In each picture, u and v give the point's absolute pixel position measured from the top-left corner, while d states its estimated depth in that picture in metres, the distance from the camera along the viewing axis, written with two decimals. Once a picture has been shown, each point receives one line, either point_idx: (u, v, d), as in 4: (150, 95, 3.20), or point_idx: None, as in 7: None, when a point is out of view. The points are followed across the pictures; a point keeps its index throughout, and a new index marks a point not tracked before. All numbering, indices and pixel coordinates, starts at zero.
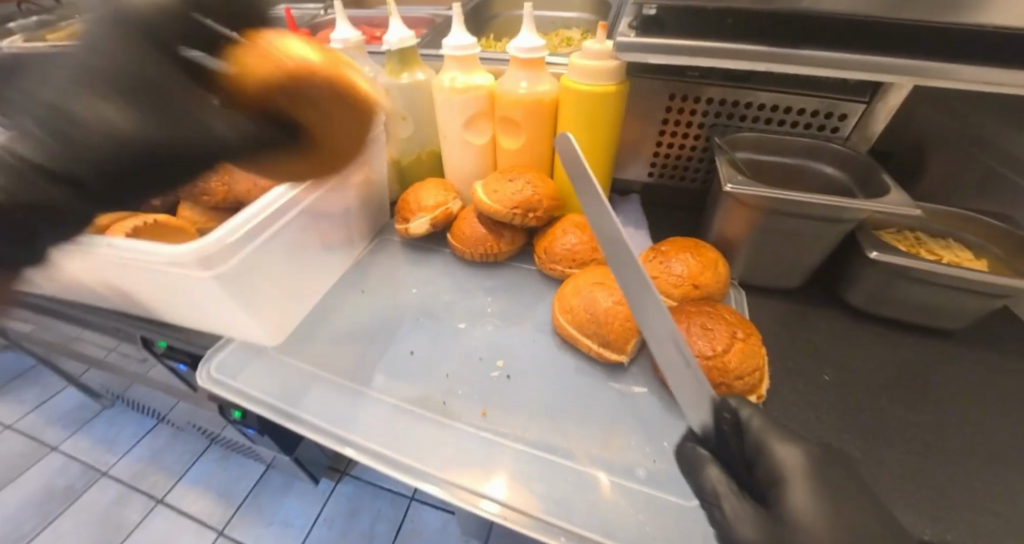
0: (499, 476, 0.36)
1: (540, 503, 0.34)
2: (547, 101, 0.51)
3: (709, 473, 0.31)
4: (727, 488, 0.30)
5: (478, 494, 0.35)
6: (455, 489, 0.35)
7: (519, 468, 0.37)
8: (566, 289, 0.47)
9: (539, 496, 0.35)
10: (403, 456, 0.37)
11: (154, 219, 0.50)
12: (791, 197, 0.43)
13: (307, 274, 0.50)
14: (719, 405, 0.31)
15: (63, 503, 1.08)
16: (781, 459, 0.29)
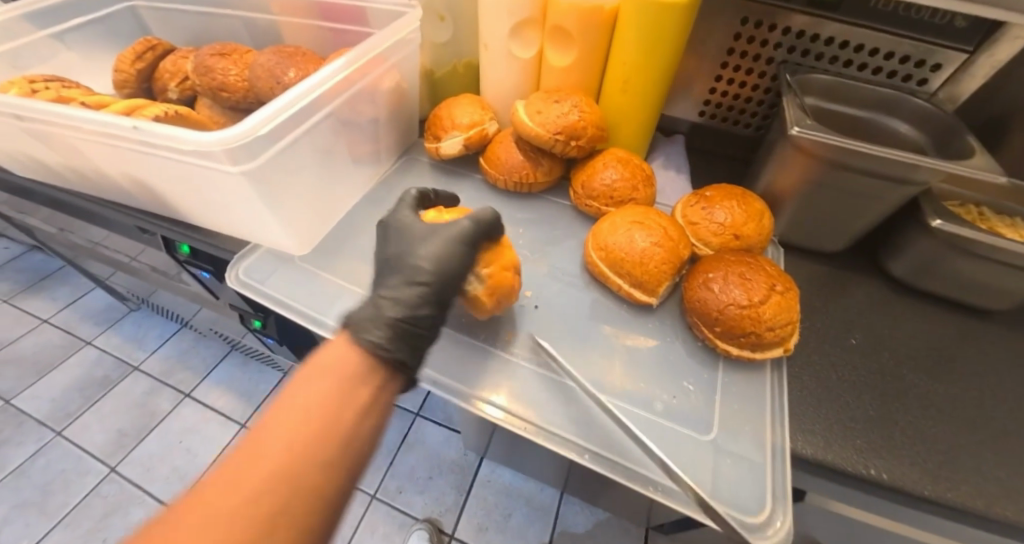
0: (501, 389, 0.39)
1: (542, 415, 0.38)
2: (607, 11, 0.46)
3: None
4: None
5: (484, 400, 0.39)
6: (463, 394, 0.39)
7: (519, 381, 0.40)
8: (601, 227, 0.45)
9: (542, 408, 0.38)
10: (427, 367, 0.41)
11: (173, 107, 0.47)
12: (863, 148, 0.39)
13: (335, 184, 0.48)
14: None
15: (101, 389, 1.17)
16: None
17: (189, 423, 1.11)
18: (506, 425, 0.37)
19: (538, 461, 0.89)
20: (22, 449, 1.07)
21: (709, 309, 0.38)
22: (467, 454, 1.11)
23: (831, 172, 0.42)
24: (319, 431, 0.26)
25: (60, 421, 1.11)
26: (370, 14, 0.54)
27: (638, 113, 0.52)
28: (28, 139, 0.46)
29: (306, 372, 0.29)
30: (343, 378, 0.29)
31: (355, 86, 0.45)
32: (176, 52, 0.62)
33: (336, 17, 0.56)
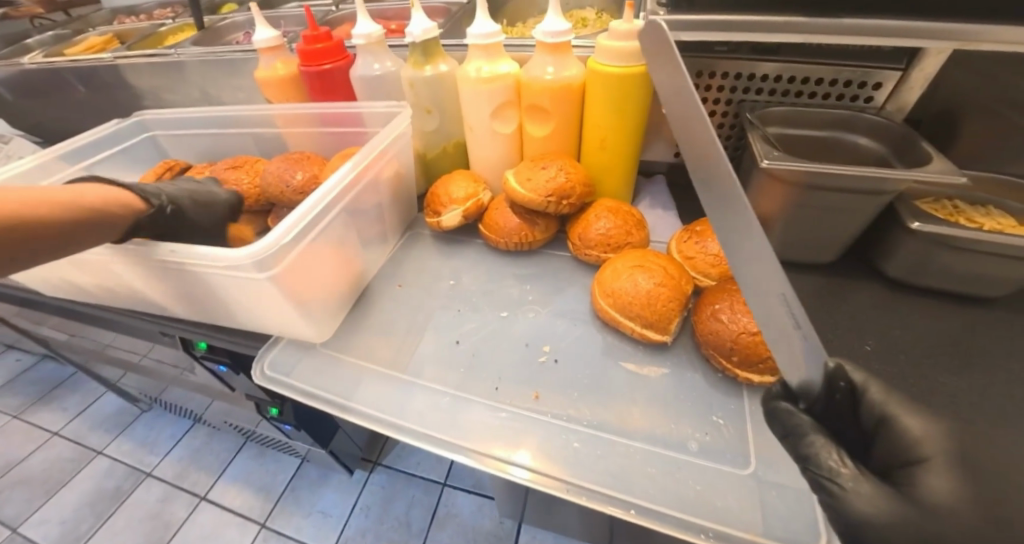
0: (526, 446, 0.39)
1: (570, 469, 0.37)
2: (575, 85, 0.51)
3: (821, 447, 0.27)
4: (845, 464, 0.26)
5: (508, 462, 0.38)
6: (485, 457, 0.38)
7: (544, 438, 0.39)
8: (605, 275, 0.47)
9: (569, 465, 0.37)
10: (449, 436, 0.40)
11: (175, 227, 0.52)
12: (831, 170, 0.43)
13: (351, 270, 0.51)
14: (833, 372, 0.27)
15: (114, 502, 1.13)
16: (905, 418, 0.26)
17: (206, 529, 1.07)
18: (535, 486, 0.36)
19: (573, 518, 0.85)
20: None
21: (723, 339, 0.40)
22: (501, 522, 1.05)
23: (808, 195, 0.45)
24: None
25: None
26: (365, 116, 0.59)
27: (618, 165, 0.56)
28: (60, 265, 0.50)
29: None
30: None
31: (360, 182, 0.50)
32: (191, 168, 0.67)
33: (334, 121, 0.61)
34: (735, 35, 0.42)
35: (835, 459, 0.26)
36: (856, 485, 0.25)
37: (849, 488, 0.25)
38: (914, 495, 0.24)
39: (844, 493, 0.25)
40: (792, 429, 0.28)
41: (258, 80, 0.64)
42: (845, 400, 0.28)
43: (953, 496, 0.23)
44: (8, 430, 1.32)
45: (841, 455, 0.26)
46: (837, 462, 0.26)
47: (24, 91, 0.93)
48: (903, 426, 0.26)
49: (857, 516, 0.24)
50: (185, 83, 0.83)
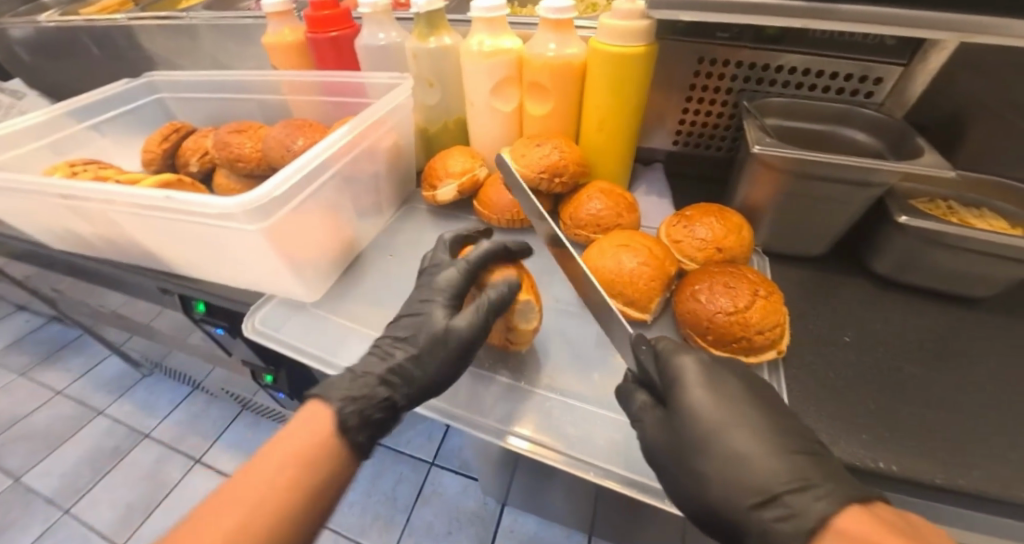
0: (527, 421, 0.40)
1: (566, 441, 0.39)
2: (575, 64, 0.52)
3: (637, 397, 0.37)
4: (647, 404, 0.36)
5: (512, 433, 0.40)
6: (494, 428, 0.40)
7: (544, 412, 0.41)
8: (591, 252, 0.48)
9: (566, 436, 0.39)
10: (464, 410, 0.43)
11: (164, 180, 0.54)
12: (821, 159, 0.43)
13: (345, 235, 0.52)
14: (635, 339, 0.38)
15: (113, 460, 1.16)
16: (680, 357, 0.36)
17: (199, 490, 1.10)
18: (531, 455, 0.38)
19: (556, 500, 0.87)
20: (30, 530, 1.06)
21: (699, 319, 0.40)
22: (486, 503, 1.07)
23: (798, 184, 0.46)
24: (296, 483, 0.34)
25: (69, 498, 1.10)
26: (367, 85, 0.60)
27: (615, 148, 0.56)
28: (66, 216, 0.51)
29: (299, 420, 0.37)
30: (326, 430, 0.37)
31: (356, 148, 0.51)
32: (196, 131, 0.69)
33: (338, 89, 0.62)
34: (746, 17, 0.43)
35: (645, 406, 0.36)
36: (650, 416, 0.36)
37: (648, 422, 0.35)
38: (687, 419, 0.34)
39: (642, 424, 0.36)
40: (629, 399, 0.37)
41: (266, 46, 0.65)
42: (648, 360, 0.37)
43: (708, 408, 0.34)
44: (14, 385, 1.35)
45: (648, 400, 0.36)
46: (640, 403, 0.37)
47: (42, 51, 0.95)
48: (682, 362, 0.35)
49: (650, 439, 0.35)
50: (198, 50, 0.85)
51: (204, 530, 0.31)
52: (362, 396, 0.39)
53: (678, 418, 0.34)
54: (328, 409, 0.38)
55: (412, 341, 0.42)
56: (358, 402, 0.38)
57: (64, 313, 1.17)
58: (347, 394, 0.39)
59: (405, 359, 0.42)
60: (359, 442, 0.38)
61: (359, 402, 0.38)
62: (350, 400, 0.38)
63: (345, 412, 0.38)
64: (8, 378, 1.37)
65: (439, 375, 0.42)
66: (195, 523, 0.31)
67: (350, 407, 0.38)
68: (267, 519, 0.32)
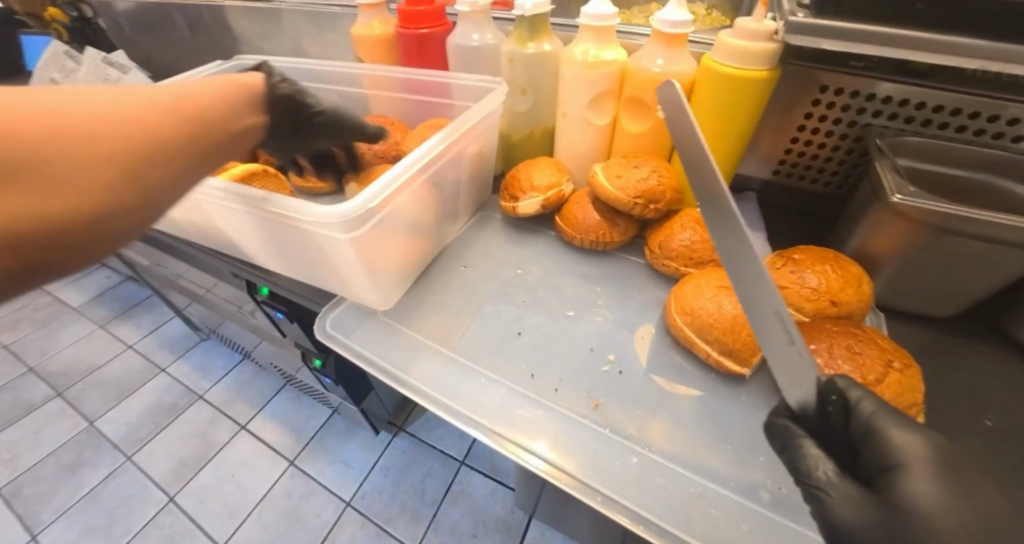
0: (544, 438, 0.38)
1: (591, 474, 0.36)
2: (684, 83, 0.48)
3: (818, 464, 0.29)
4: (835, 476, 0.28)
5: (527, 449, 0.37)
6: (507, 441, 0.38)
7: (571, 438, 0.38)
8: (684, 290, 0.44)
9: (592, 468, 0.36)
10: (490, 423, 0.39)
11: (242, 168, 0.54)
12: (976, 216, 0.37)
13: (421, 246, 0.51)
14: (822, 386, 0.30)
15: (171, 416, 1.23)
16: (894, 432, 0.27)
17: (244, 457, 1.14)
18: (547, 478, 0.36)
19: (589, 525, 0.83)
20: (96, 472, 1.14)
21: None
22: (512, 512, 1.05)
23: (941, 241, 0.40)
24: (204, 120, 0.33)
25: (131, 446, 1.18)
26: (454, 87, 0.58)
27: None
28: None
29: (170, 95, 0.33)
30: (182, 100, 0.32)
31: (445, 155, 0.49)
32: None
33: (420, 88, 0.61)
34: (892, 51, 0.38)
35: (825, 469, 0.28)
36: (842, 495, 0.27)
37: (835, 495, 0.27)
38: (897, 502, 0.26)
39: (830, 500, 0.27)
40: (788, 442, 0.30)
41: (354, 38, 0.64)
42: (837, 414, 0.29)
43: (933, 503, 0.25)
44: (90, 335, 1.46)
45: (830, 466, 0.28)
46: (824, 471, 0.28)
47: (145, 25, 1.00)
48: (890, 437, 0.27)
49: (843, 521, 0.26)
50: (283, 35, 0.86)
51: (45, 112, 0.24)
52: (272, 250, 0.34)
53: (890, 509, 0.26)
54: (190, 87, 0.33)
55: None
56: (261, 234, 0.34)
57: (140, 276, 1.25)
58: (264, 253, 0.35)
59: None
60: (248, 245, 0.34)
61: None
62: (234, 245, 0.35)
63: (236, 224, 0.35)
64: (87, 327, 1.48)
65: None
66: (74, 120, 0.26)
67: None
68: (146, 147, 0.28)
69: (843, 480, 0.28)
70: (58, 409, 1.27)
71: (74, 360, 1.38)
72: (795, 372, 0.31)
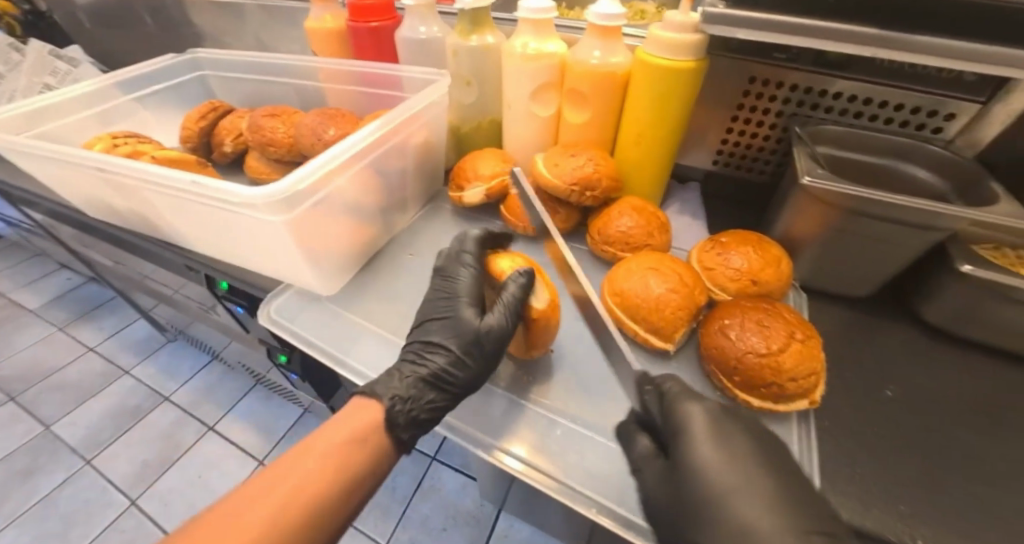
0: (523, 439, 0.39)
1: (562, 468, 0.37)
2: (619, 74, 0.50)
3: (639, 441, 0.36)
4: (649, 453, 0.35)
5: (505, 452, 0.39)
6: (489, 448, 0.39)
7: (540, 431, 0.40)
8: (617, 272, 0.46)
9: (563, 462, 0.37)
10: (476, 431, 0.42)
11: (174, 154, 0.55)
12: (877, 198, 0.40)
13: (365, 231, 0.52)
14: (640, 378, 0.38)
15: (133, 418, 1.21)
16: (686, 407, 0.34)
17: (209, 458, 1.13)
18: (523, 477, 0.37)
19: (553, 514, 0.85)
20: (54, 477, 1.11)
21: (727, 357, 0.38)
22: (483, 505, 1.06)
23: (850, 221, 0.43)
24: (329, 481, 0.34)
25: (92, 450, 1.15)
26: (403, 79, 0.59)
27: (651, 163, 0.54)
28: (103, 188, 0.52)
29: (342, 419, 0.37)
30: (370, 429, 0.37)
31: (387, 144, 0.50)
32: (233, 112, 0.70)
33: (371, 80, 0.62)
34: (801, 39, 0.40)
35: (643, 448, 0.35)
36: (652, 467, 0.34)
37: (647, 468, 0.34)
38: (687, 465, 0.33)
39: (643, 473, 0.34)
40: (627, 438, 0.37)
41: (307, 30, 0.65)
42: (654, 400, 0.37)
43: (712, 460, 0.32)
44: (51, 337, 1.42)
45: (647, 444, 0.35)
46: (642, 447, 0.35)
47: (104, 19, 0.99)
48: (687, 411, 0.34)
49: (648, 490, 0.34)
50: (243, 29, 0.86)
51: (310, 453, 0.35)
52: (408, 394, 0.39)
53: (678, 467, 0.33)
54: (378, 404, 0.38)
55: (459, 317, 0.43)
56: (406, 402, 0.39)
57: (101, 275, 1.22)
58: (400, 396, 0.39)
59: (450, 367, 0.41)
60: (402, 441, 0.39)
61: (407, 404, 0.39)
62: (398, 400, 0.39)
63: (394, 412, 0.38)
64: (48, 330, 1.44)
65: (482, 376, 0.42)
66: (217, 514, 0.31)
67: (399, 406, 0.38)
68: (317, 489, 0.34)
69: (654, 456, 0.35)
70: (14, 414, 1.23)
71: (34, 364, 1.34)
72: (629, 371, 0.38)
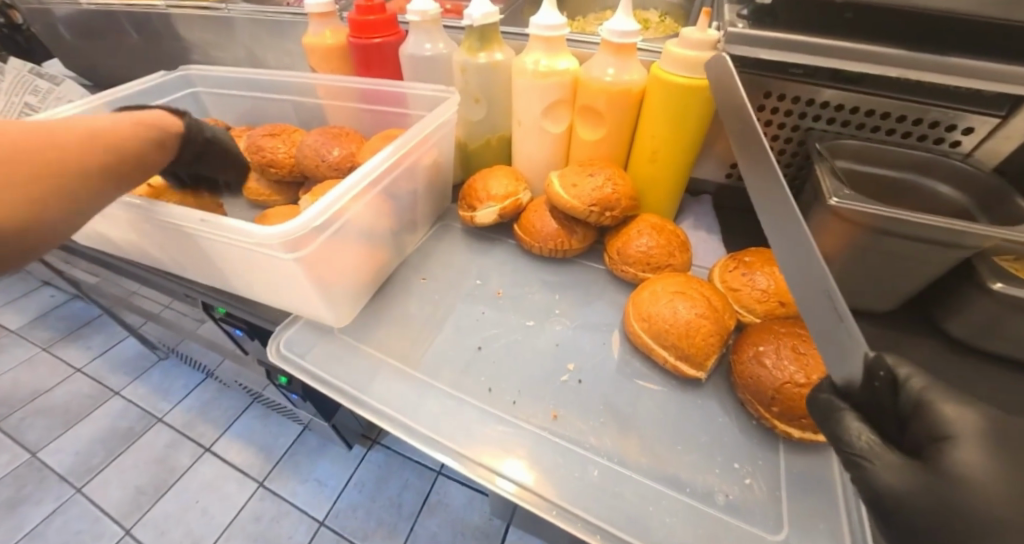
0: (520, 457, 0.38)
1: (564, 493, 0.35)
2: (634, 92, 0.49)
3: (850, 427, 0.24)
4: (874, 441, 0.24)
5: (499, 474, 0.36)
6: (474, 464, 0.37)
7: (538, 452, 0.38)
8: (641, 296, 0.45)
9: (562, 486, 0.36)
10: (461, 447, 0.38)
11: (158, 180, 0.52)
12: (904, 217, 0.40)
13: (119, 137, 0.38)
14: (871, 362, 0.23)
15: (125, 442, 1.16)
16: (948, 407, 0.22)
17: (206, 480, 1.09)
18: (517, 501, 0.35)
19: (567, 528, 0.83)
20: (41, 507, 1.06)
21: (764, 386, 0.37)
22: (491, 519, 1.04)
23: (878, 239, 0.42)
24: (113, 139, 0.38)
25: (81, 477, 1.10)
26: (409, 96, 0.57)
27: (667, 180, 0.53)
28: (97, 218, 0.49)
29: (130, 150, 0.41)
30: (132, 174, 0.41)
31: (398, 168, 0.48)
32: (230, 129, 0.67)
33: (374, 98, 0.60)
34: (818, 59, 0.39)
35: (866, 438, 0.24)
36: (887, 462, 0.23)
37: (878, 463, 0.23)
38: (941, 468, 0.21)
39: (873, 468, 0.23)
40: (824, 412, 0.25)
41: (305, 46, 0.62)
42: (886, 392, 0.24)
43: (987, 474, 0.20)
44: (34, 358, 1.36)
45: (872, 435, 0.24)
46: (862, 436, 0.24)
47: (82, 30, 0.94)
48: (940, 414, 0.22)
49: (885, 488, 0.22)
50: (234, 41, 0.82)
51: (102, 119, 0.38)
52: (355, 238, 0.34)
53: (936, 475, 0.21)
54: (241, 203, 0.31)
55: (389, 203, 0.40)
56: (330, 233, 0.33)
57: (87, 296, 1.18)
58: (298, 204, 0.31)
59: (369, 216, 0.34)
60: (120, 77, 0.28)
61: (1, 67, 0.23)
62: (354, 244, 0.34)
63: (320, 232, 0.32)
64: (31, 350, 1.38)
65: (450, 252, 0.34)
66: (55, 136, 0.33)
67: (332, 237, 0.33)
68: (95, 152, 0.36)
69: (885, 448, 0.23)
70: None
71: (16, 387, 1.29)
72: (844, 352, 0.24)
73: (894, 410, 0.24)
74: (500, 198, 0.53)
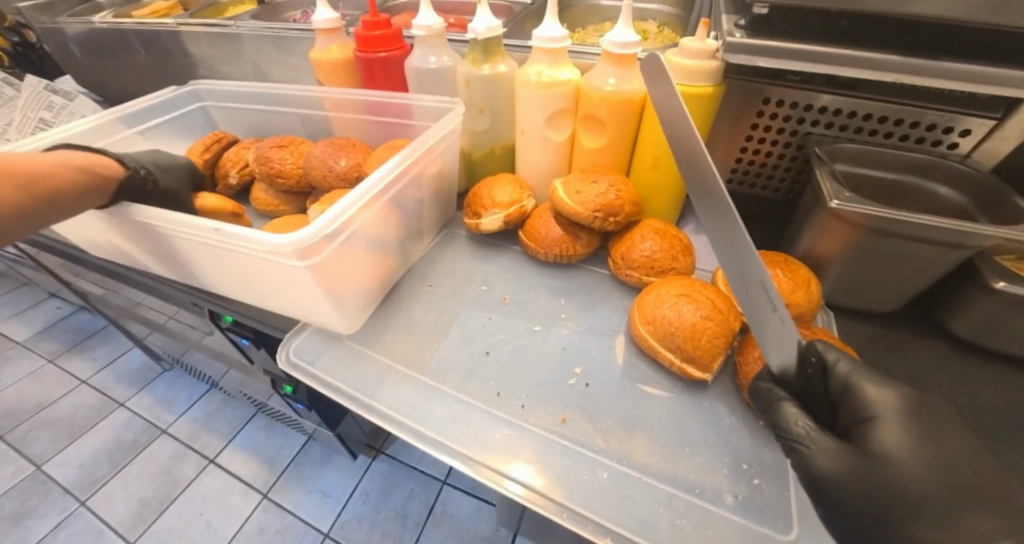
0: (529, 462, 0.38)
1: (574, 496, 0.35)
2: (635, 100, 0.50)
3: (787, 410, 0.31)
4: (811, 428, 0.30)
5: (508, 478, 0.37)
6: (484, 469, 0.37)
7: (548, 456, 0.38)
8: (646, 299, 0.45)
9: (572, 490, 0.36)
10: (470, 452, 0.38)
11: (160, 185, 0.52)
12: (907, 219, 0.40)
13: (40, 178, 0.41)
14: (803, 350, 0.32)
15: (130, 453, 1.16)
16: (868, 388, 0.30)
17: (211, 492, 1.09)
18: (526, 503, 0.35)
19: None
20: (46, 521, 1.06)
21: None
22: (497, 529, 1.03)
23: (879, 240, 0.42)
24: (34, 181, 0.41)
25: (86, 490, 1.10)
26: (414, 107, 0.58)
27: (669, 185, 0.54)
28: (111, 230, 0.50)
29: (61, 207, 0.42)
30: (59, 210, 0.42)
31: (405, 177, 0.49)
32: (239, 142, 0.68)
33: (380, 110, 0.61)
34: (814, 66, 0.40)
35: (803, 424, 0.31)
36: (822, 445, 0.30)
37: (814, 446, 0.30)
38: (870, 447, 0.28)
39: (810, 452, 0.30)
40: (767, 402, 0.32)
41: (313, 61, 0.64)
42: (816, 376, 0.32)
43: (900, 445, 0.28)
44: (40, 371, 1.37)
45: (808, 421, 0.31)
46: (801, 425, 0.31)
47: (92, 46, 0.97)
48: (863, 393, 0.30)
49: (821, 469, 0.29)
50: (242, 56, 0.84)
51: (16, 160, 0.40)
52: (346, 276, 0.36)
53: (868, 457, 0.28)
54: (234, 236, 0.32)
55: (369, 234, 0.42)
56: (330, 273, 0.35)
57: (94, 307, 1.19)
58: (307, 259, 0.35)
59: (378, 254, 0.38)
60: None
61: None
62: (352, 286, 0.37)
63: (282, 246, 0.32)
64: (36, 363, 1.39)
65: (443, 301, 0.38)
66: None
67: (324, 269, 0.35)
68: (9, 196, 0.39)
69: (820, 433, 0.30)
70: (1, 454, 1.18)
71: (21, 400, 1.29)
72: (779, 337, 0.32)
73: (825, 393, 0.32)
74: (504, 205, 0.54)
